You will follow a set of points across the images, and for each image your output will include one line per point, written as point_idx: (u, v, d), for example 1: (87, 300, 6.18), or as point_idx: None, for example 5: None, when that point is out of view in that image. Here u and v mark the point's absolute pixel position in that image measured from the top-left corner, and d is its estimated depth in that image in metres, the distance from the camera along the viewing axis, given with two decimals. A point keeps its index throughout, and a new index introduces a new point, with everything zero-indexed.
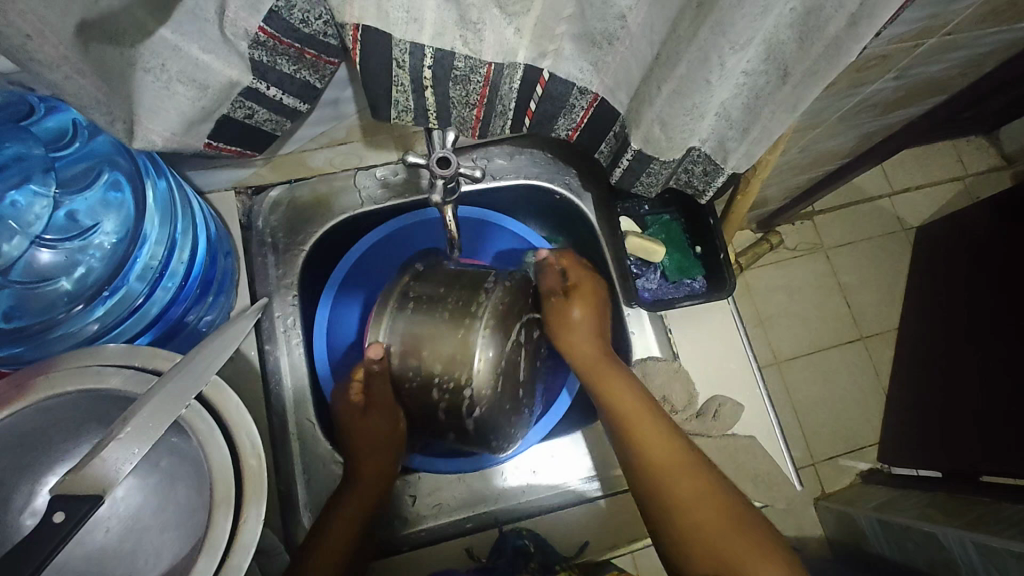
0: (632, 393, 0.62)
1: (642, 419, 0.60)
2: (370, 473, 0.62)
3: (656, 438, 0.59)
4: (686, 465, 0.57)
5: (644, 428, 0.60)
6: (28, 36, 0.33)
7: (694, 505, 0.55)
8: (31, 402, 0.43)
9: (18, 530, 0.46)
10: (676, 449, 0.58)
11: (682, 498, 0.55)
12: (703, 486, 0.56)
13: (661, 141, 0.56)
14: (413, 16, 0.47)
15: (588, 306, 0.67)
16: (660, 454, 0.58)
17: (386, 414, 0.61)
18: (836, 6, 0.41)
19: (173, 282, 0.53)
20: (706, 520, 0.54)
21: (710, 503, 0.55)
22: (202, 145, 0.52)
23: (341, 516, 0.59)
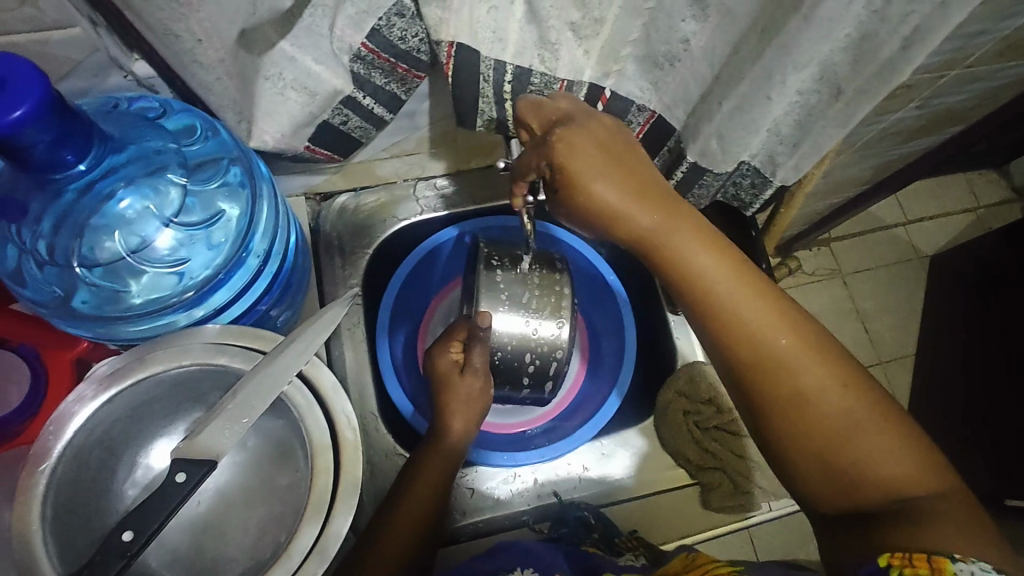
0: (706, 266, 0.48)
1: (739, 309, 0.47)
2: (435, 467, 0.62)
3: (747, 311, 0.47)
4: (790, 350, 0.47)
5: (733, 311, 0.47)
6: (200, 40, 0.38)
7: (811, 405, 0.46)
8: (152, 370, 0.47)
9: (119, 500, 0.50)
10: (774, 332, 0.47)
11: (794, 399, 0.47)
12: (816, 373, 0.47)
13: (716, 153, 0.61)
14: (499, 36, 0.52)
15: (605, 154, 0.48)
16: (757, 343, 0.47)
17: (482, 377, 0.64)
18: (889, 32, 0.45)
19: (268, 278, 0.57)
20: (831, 420, 0.46)
21: (827, 396, 0.46)
22: (304, 147, 0.57)
23: (416, 485, 0.61)
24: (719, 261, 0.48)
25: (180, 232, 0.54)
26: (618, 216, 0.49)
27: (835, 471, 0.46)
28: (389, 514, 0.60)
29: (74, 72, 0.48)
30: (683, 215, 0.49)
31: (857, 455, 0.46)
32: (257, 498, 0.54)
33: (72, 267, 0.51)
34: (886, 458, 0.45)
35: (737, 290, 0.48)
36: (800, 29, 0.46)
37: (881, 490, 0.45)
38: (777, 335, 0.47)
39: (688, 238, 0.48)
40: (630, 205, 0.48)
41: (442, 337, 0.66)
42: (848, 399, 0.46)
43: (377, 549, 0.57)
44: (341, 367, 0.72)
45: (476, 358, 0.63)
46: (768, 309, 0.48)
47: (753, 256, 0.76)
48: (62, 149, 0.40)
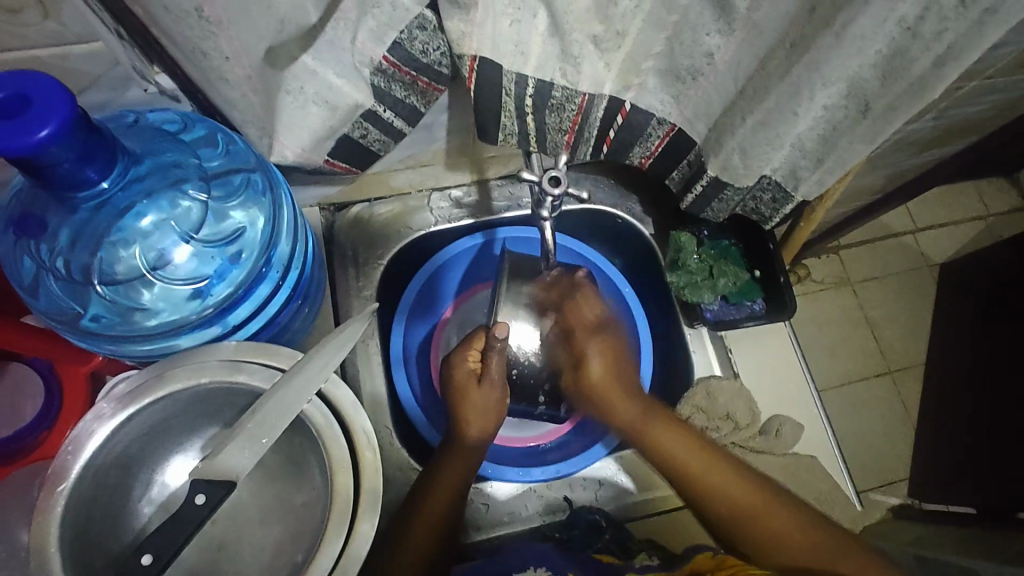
0: (678, 439, 0.65)
1: (709, 470, 0.63)
2: (449, 486, 0.61)
3: (714, 472, 0.62)
4: (758, 500, 0.61)
5: (704, 470, 0.63)
6: (228, 57, 0.37)
7: (788, 544, 0.58)
8: (171, 389, 0.47)
9: (136, 517, 0.50)
10: (739, 488, 0.62)
11: (772, 540, 0.59)
12: (784, 514, 0.60)
13: (739, 168, 0.60)
14: (521, 49, 0.51)
15: (606, 361, 0.70)
16: (727, 501, 0.61)
17: (497, 387, 0.65)
18: (922, 48, 0.44)
19: (288, 293, 0.57)
20: (811, 553, 0.57)
21: (798, 533, 0.59)
22: (322, 161, 0.56)
23: (434, 490, 0.60)
24: (689, 440, 0.64)
25: (200, 247, 0.53)
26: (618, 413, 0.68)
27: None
28: (408, 521, 0.59)
29: (95, 86, 0.48)
30: (656, 408, 0.67)
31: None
32: (273, 515, 0.53)
33: (91, 284, 0.51)
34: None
35: (702, 452, 0.64)
36: (832, 46, 0.45)
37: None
38: (738, 487, 0.62)
39: (665, 428, 0.66)
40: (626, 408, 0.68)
41: (461, 345, 0.68)
42: (818, 534, 0.59)
43: (399, 555, 0.57)
44: (354, 381, 0.70)
45: (492, 366, 0.64)
46: (733, 472, 0.62)
47: (770, 269, 0.75)
48: (86, 166, 0.39)
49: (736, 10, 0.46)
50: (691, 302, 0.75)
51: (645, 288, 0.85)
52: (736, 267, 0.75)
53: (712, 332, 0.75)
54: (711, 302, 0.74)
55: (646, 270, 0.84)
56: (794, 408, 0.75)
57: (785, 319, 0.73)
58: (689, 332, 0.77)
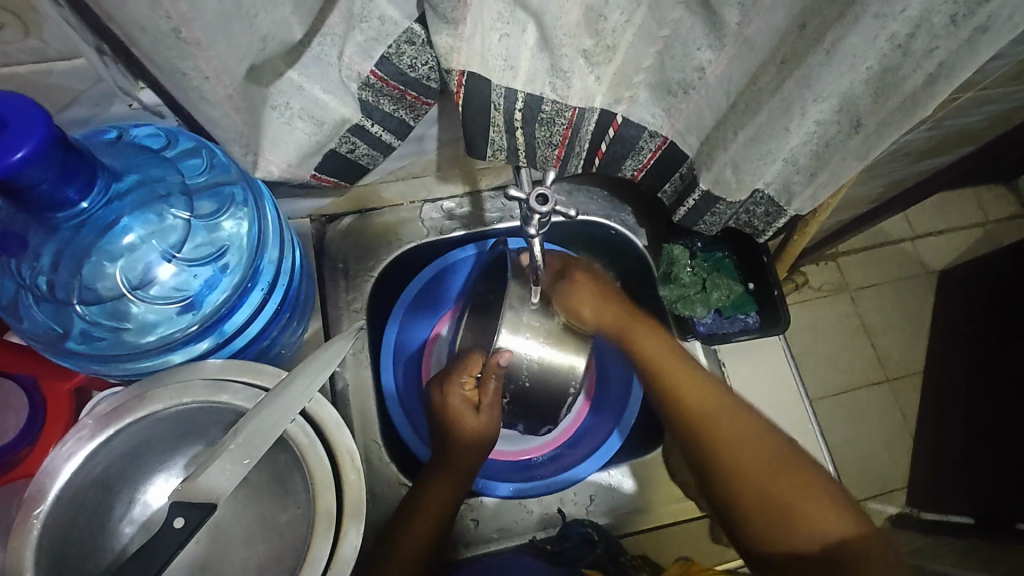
0: (656, 344, 0.67)
1: (685, 380, 0.64)
2: (433, 508, 0.62)
3: (689, 382, 0.64)
4: (726, 410, 0.62)
5: (682, 380, 0.64)
6: (208, 77, 0.37)
7: (745, 452, 0.60)
8: (151, 409, 0.46)
9: (115, 538, 0.49)
10: (711, 399, 0.63)
11: (731, 446, 0.60)
12: (749, 428, 0.61)
13: (731, 183, 0.59)
14: (510, 64, 0.51)
15: (595, 296, 0.68)
16: (696, 407, 0.63)
17: (493, 413, 0.65)
18: (913, 67, 0.44)
19: (275, 307, 0.56)
20: (762, 462, 0.59)
21: (757, 445, 0.60)
22: (309, 176, 0.56)
23: (424, 505, 0.62)
24: (665, 347, 0.67)
25: (182, 265, 0.54)
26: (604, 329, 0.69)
27: (781, 515, 0.57)
28: (393, 542, 0.60)
29: (77, 101, 0.49)
30: (639, 321, 0.69)
31: (795, 496, 0.57)
32: (257, 535, 0.53)
33: (72, 304, 0.51)
34: (821, 510, 0.57)
35: (679, 362, 0.66)
36: (822, 64, 0.45)
37: (820, 541, 0.56)
38: (709, 397, 0.63)
39: (646, 336, 0.68)
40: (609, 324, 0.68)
41: (452, 373, 0.66)
42: (773, 444, 0.61)
43: (391, 568, 0.59)
44: (343, 396, 0.69)
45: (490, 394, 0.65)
46: (702, 380, 0.64)
47: (765, 282, 0.75)
48: (66, 186, 0.39)
49: (726, 25, 0.46)
50: (683, 316, 0.74)
51: (639, 301, 0.84)
52: (730, 280, 0.75)
53: (706, 346, 0.75)
54: (704, 314, 0.74)
55: (639, 282, 0.83)
56: (787, 422, 0.74)
57: (778, 332, 0.73)
58: (682, 344, 0.76)
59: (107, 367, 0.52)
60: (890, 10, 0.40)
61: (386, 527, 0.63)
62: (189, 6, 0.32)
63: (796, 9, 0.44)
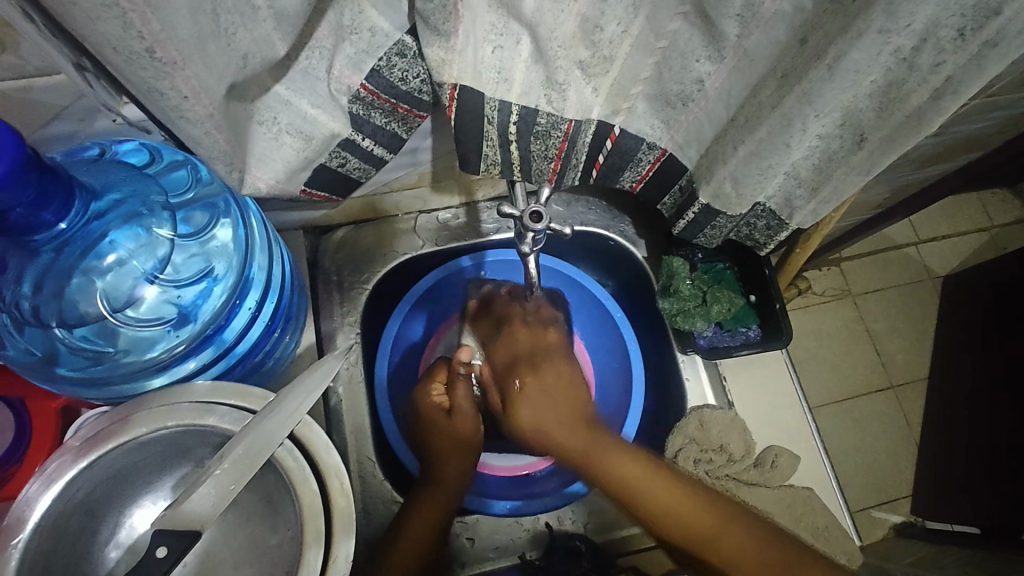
0: (620, 460, 0.56)
1: (659, 492, 0.55)
2: (419, 531, 0.61)
3: (663, 491, 0.55)
4: (708, 518, 0.54)
5: (659, 503, 0.55)
6: (186, 97, 0.36)
7: (741, 562, 0.52)
8: (134, 434, 0.45)
9: (102, 562, 0.48)
10: (689, 507, 0.54)
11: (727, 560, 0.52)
12: (736, 530, 0.53)
13: (731, 197, 0.58)
14: (504, 76, 0.49)
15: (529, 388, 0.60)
16: (676, 521, 0.54)
17: (465, 416, 0.68)
18: (919, 80, 0.43)
19: (264, 322, 0.55)
20: (760, 564, 0.51)
21: (758, 555, 0.52)
22: (299, 191, 0.54)
23: (410, 527, 0.61)
24: (637, 463, 0.56)
25: (167, 284, 0.53)
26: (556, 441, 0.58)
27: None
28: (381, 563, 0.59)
29: (61, 117, 0.49)
30: (598, 437, 0.58)
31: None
32: (246, 558, 0.51)
33: (52, 327, 0.50)
34: None
35: (649, 471, 0.56)
36: (824, 79, 0.44)
37: None
38: (685, 505, 0.54)
39: (610, 449, 0.57)
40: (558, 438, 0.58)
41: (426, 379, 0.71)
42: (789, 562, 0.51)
43: None
44: (337, 411, 0.68)
45: (459, 399, 0.67)
46: (677, 486, 0.55)
47: (766, 296, 0.73)
48: (42, 210, 0.40)
49: (726, 37, 0.44)
50: (683, 330, 0.72)
51: (639, 313, 0.83)
52: (731, 293, 0.73)
53: (708, 360, 0.73)
54: (704, 329, 0.72)
55: (640, 293, 0.82)
56: (790, 438, 0.72)
57: (782, 345, 0.71)
58: (682, 357, 0.74)
59: (92, 388, 0.51)
60: (896, 24, 0.38)
61: (376, 547, 0.62)
62: (162, 24, 0.31)
63: (798, 21, 0.42)
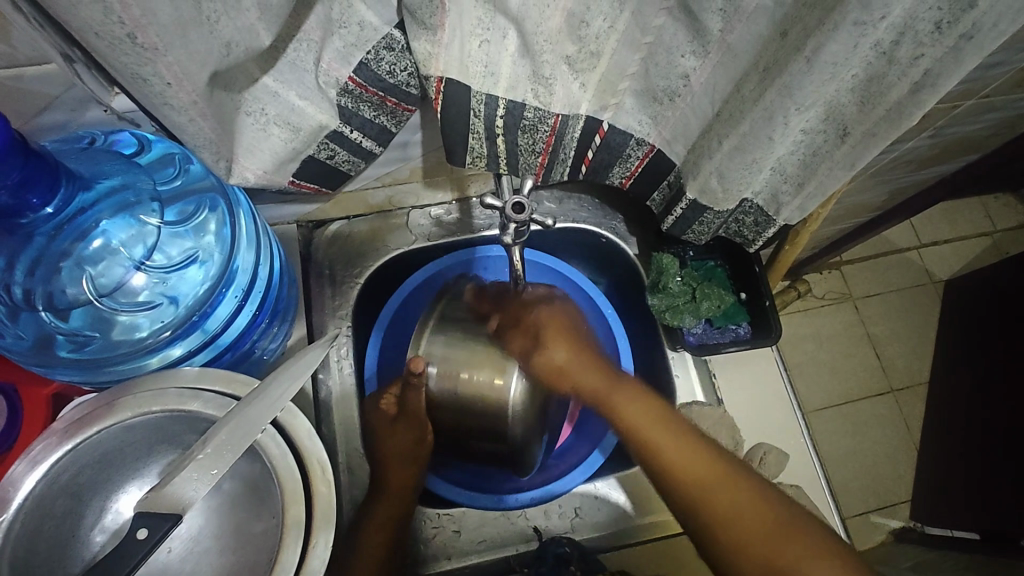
0: (633, 405, 0.59)
1: (653, 427, 0.57)
2: (370, 559, 0.60)
3: (671, 440, 0.56)
4: (700, 456, 0.55)
5: (660, 439, 0.57)
6: (169, 83, 0.37)
7: (726, 490, 0.53)
8: (120, 418, 0.46)
9: (87, 547, 0.49)
10: (686, 448, 0.56)
11: (714, 486, 0.53)
12: (717, 469, 0.54)
13: (717, 191, 0.58)
14: (491, 70, 0.50)
15: (569, 360, 0.63)
16: (676, 460, 0.55)
17: (416, 424, 0.64)
18: (899, 75, 0.43)
19: (250, 311, 0.55)
20: (736, 500, 0.52)
21: (734, 492, 0.53)
22: (288, 182, 0.55)
23: (362, 552, 0.60)
24: (640, 407, 0.59)
25: (155, 271, 0.54)
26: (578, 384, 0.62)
27: None
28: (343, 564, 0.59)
29: (54, 106, 0.51)
30: (618, 377, 0.62)
31: (789, 561, 0.49)
32: (230, 545, 0.52)
33: (39, 311, 0.51)
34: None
35: (659, 421, 0.58)
36: (803, 72, 0.44)
37: None
38: (678, 446, 0.56)
39: (629, 396, 0.60)
40: (588, 375, 0.62)
41: (374, 396, 0.68)
42: (779, 513, 0.51)
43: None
44: (327, 403, 0.68)
45: (410, 403, 0.63)
46: (688, 442, 0.56)
47: (756, 293, 0.73)
48: (27, 193, 0.42)
49: (709, 32, 0.45)
50: (672, 326, 0.73)
51: (631, 310, 0.83)
52: (720, 289, 0.73)
53: (697, 357, 0.73)
54: (693, 325, 0.72)
55: (633, 291, 0.82)
56: (779, 437, 0.72)
57: (771, 342, 0.72)
58: (673, 354, 0.75)
59: (82, 372, 0.52)
60: (870, 16, 0.39)
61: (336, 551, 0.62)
62: (142, 10, 0.32)
63: (778, 15, 0.43)
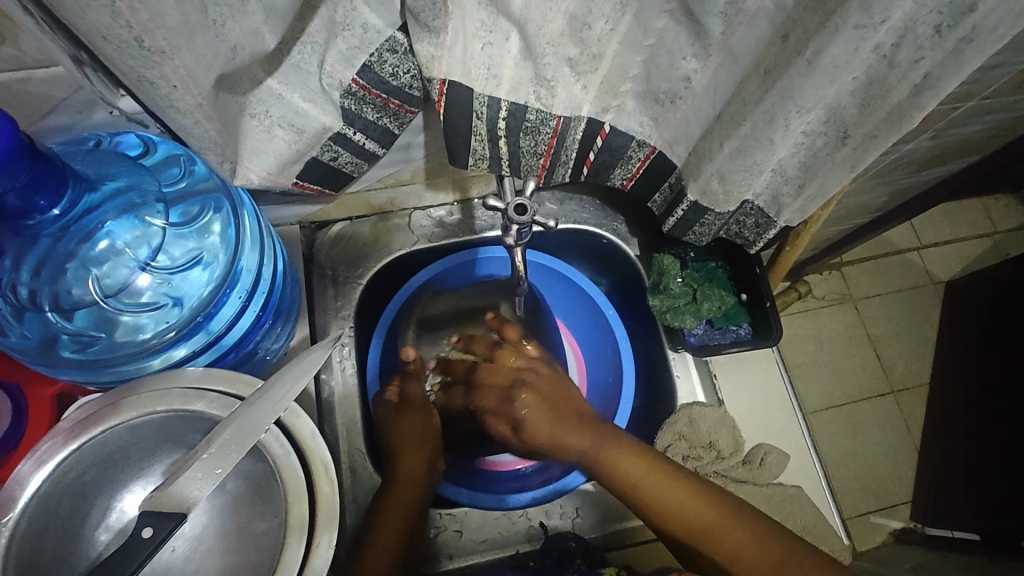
0: (623, 454, 0.59)
1: (645, 476, 0.57)
2: (378, 555, 0.58)
3: (664, 489, 0.56)
4: (695, 500, 0.55)
5: (652, 489, 0.57)
6: (176, 86, 0.37)
7: (723, 532, 0.54)
8: (125, 417, 0.47)
9: (91, 546, 0.49)
10: (681, 495, 0.56)
11: (712, 529, 0.54)
12: (711, 510, 0.55)
13: (718, 193, 0.58)
14: (493, 72, 0.50)
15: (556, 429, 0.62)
16: (672, 510, 0.56)
17: (419, 409, 0.68)
18: (899, 78, 0.43)
19: (254, 312, 0.56)
20: (735, 539, 0.53)
21: (733, 534, 0.53)
22: (291, 183, 0.56)
23: (372, 550, 0.58)
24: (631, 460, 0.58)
25: (160, 272, 0.55)
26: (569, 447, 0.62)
27: None
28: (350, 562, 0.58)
29: (59, 110, 0.50)
30: (607, 431, 0.61)
31: None
32: (234, 544, 0.52)
33: (45, 312, 0.51)
34: None
35: (652, 468, 0.58)
36: (804, 74, 0.44)
37: None
38: (672, 492, 0.56)
39: (620, 450, 0.59)
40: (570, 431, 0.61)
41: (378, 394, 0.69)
42: (776, 555, 0.52)
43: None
44: (329, 404, 0.69)
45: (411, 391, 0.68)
46: (683, 488, 0.56)
47: (757, 295, 0.73)
48: (35, 194, 0.42)
49: (711, 34, 0.45)
50: (673, 327, 0.73)
51: (632, 311, 0.84)
52: (721, 290, 0.73)
53: (698, 357, 0.74)
54: (694, 326, 0.73)
55: (634, 292, 0.82)
56: (779, 438, 0.72)
57: (771, 343, 0.72)
58: (673, 354, 0.75)
59: (88, 373, 0.52)
60: (871, 20, 0.39)
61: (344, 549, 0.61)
62: (150, 15, 0.32)
63: (780, 18, 0.43)
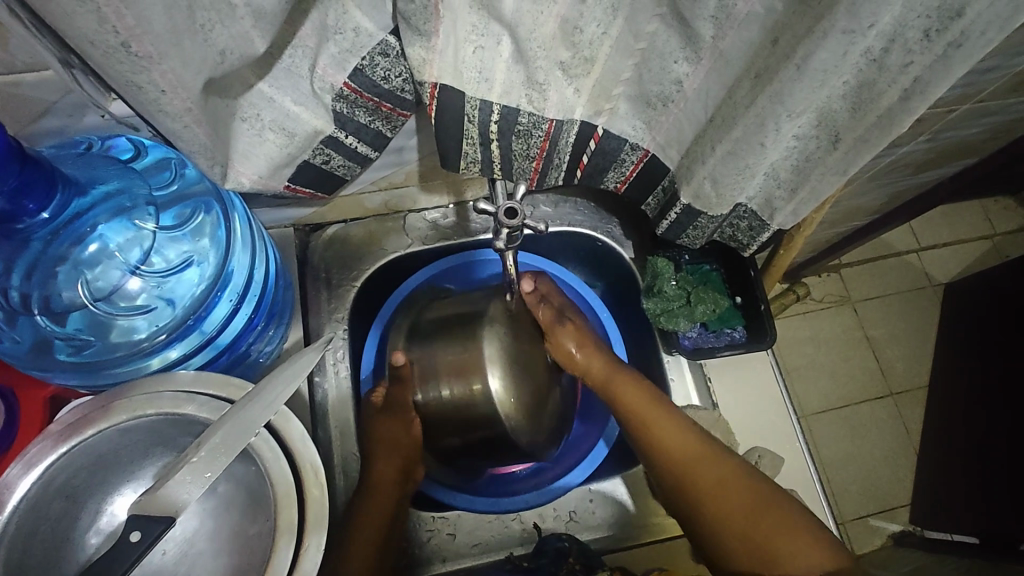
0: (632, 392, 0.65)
1: (652, 414, 0.64)
2: (360, 551, 0.59)
3: (669, 428, 0.63)
4: (694, 444, 0.62)
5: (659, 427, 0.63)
6: (164, 91, 0.37)
7: (715, 470, 0.60)
8: (115, 421, 0.47)
9: (81, 549, 0.48)
10: (682, 437, 0.62)
11: (706, 469, 0.60)
12: (705, 455, 0.61)
13: (710, 197, 0.58)
14: (484, 76, 0.50)
15: (590, 355, 0.68)
16: (673, 449, 0.62)
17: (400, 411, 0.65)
18: (889, 82, 0.43)
19: (246, 313, 0.56)
20: (720, 479, 0.60)
21: (721, 473, 0.60)
22: (282, 187, 0.56)
23: (354, 548, 0.59)
24: (643, 393, 0.65)
25: (150, 276, 0.54)
26: (594, 378, 0.68)
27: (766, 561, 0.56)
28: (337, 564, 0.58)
29: (50, 113, 0.51)
30: (624, 372, 0.68)
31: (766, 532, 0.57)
32: (224, 547, 0.52)
33: (35, 315, 0.52)
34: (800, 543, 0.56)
35: (658, 408, 0.64)
36: (794, 79, 0.44)
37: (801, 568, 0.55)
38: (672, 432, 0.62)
39: (631, 388, 0.66)
40: (596, 365, 0.68)
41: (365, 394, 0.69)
42: (758, 498, 0.59)
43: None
44: (323, 406, 0.69)
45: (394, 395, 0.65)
46: (683, 431, 0.62)
47: (752, 298, 0.73)
48: (23, 198, 0.43)
49: (701, 39, 0.45)
50: (667, 330, 0.73)
51: (627, 314, 0.83)
52: (716, 293, 0.73)
53: (692, 360, 0.73)
54: (688, 329, 0.73)
55: (629, 294, 0.82)
56: (774, 440, 0.72)
57: (765, 346, 0.72)
58: (668, 358, 0.75)
59: (81, 377, 0.52)
60: (859, 24, 0.39)
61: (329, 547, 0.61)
62: (137, 20, 0.32)
63: (769, 22, 0.43)
